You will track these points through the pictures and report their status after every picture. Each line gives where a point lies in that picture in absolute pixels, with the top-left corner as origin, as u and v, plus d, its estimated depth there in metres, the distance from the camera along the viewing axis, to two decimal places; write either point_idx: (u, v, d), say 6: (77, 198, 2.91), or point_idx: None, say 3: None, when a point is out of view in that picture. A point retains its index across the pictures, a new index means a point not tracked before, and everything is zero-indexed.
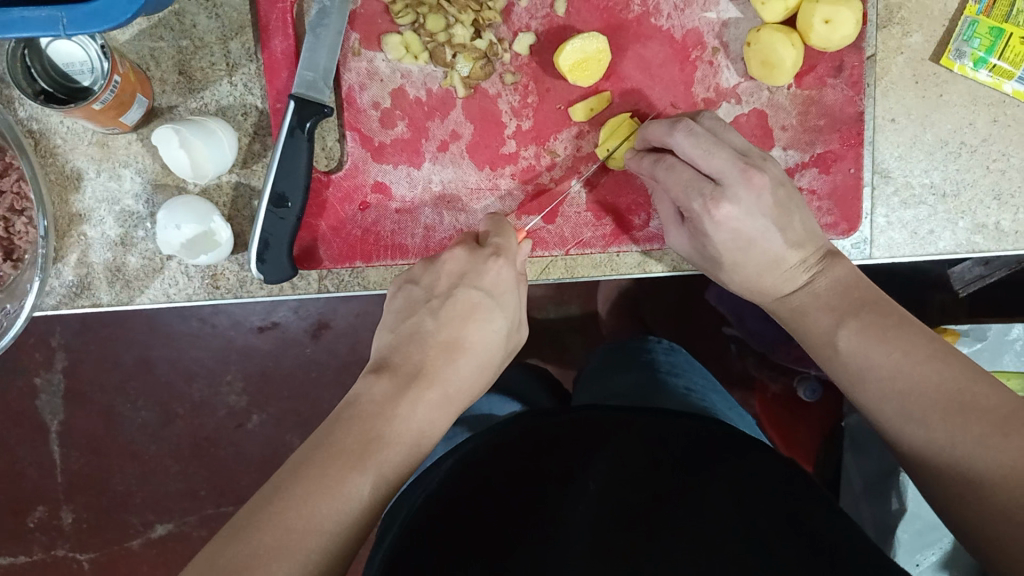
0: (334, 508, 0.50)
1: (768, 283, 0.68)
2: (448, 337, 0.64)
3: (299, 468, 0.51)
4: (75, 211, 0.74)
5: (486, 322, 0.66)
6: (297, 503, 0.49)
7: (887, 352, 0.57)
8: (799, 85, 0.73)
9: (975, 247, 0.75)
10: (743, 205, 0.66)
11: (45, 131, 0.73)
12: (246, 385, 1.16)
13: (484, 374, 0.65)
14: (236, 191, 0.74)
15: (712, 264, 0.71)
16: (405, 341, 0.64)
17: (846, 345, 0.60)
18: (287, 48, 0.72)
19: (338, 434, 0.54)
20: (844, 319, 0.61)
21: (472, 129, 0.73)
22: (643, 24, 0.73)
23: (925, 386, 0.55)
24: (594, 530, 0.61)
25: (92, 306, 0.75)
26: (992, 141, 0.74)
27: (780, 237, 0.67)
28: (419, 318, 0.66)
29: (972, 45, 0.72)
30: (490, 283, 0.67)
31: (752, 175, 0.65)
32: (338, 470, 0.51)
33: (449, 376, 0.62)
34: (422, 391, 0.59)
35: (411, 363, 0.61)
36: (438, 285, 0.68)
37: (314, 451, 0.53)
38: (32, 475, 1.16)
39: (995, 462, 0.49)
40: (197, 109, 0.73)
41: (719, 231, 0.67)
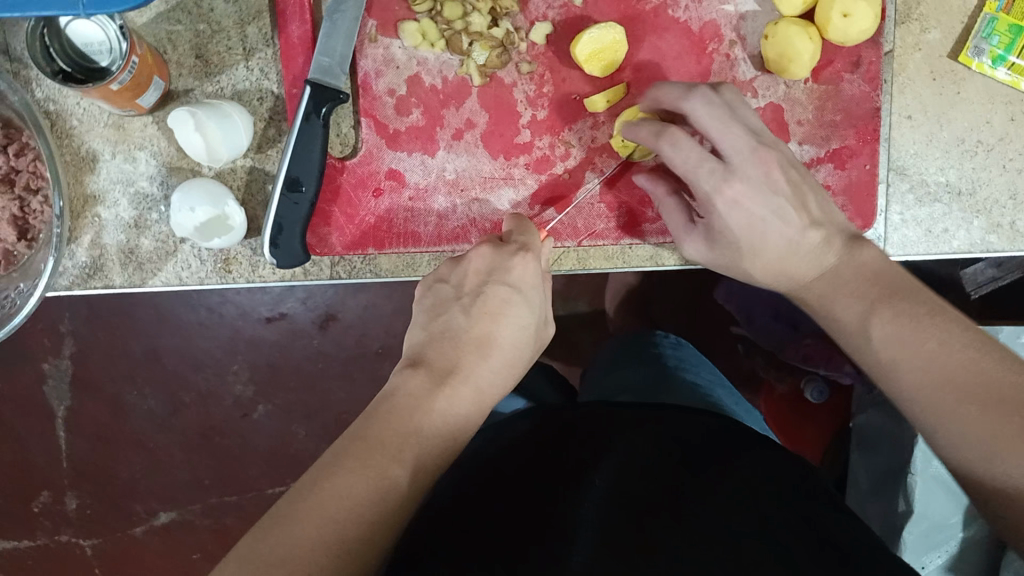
0: (371, 495, 0.51)
1: (790, 267, 0.67)
2: (480, 333, 0.63)
3: (334, 457, 0.53)
4: (89, 192, 0.74)
5: (517, 320, 0.65)
6: (336, 491, 0.50)
7: (923, 342, 0.56)
8: (815, 80, 0.73)
9: (990, 247, 0.75)
10: (754, 181, 0.66)
11: (61, 112, 0.73)
12: (253, 375, 1.17)
13: (512, 374, 0.65)
14: (250, 175, 0.74)
15: (731, 256, 0.69)
16: (435, 339, 0.63)
17: (879, 334, 0.59)
18: (304, 33, 0.72)
19: (373, 428, 0.55)
20: (874, 305, 0.60)
21: (487, 118, 0.73)
22: (660, 15, 0.72)
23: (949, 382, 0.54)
24: (602, 512, 0.60)
25: (105, 288, 0.75)
26: (1009, 140, 0.74)
27: (795, 219, 0.66)
28: (449, 315, 0.64)
29: (992, 42, 0.72)
30: (517, 277, 0.65)
31: (762, 152, 0.66)
32: (380, 459, 0.53)
33: (479, 372, 0.61)
34: (455, 389, 0.60)
35: (444, 359, 0.61)
36: (466, 282, 0.66)
37: (348, 442, 0.54)
38: (38, 461, 1.16)
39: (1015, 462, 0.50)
40: (212, 92, 0.73)
41: (733, 210, 0.66)
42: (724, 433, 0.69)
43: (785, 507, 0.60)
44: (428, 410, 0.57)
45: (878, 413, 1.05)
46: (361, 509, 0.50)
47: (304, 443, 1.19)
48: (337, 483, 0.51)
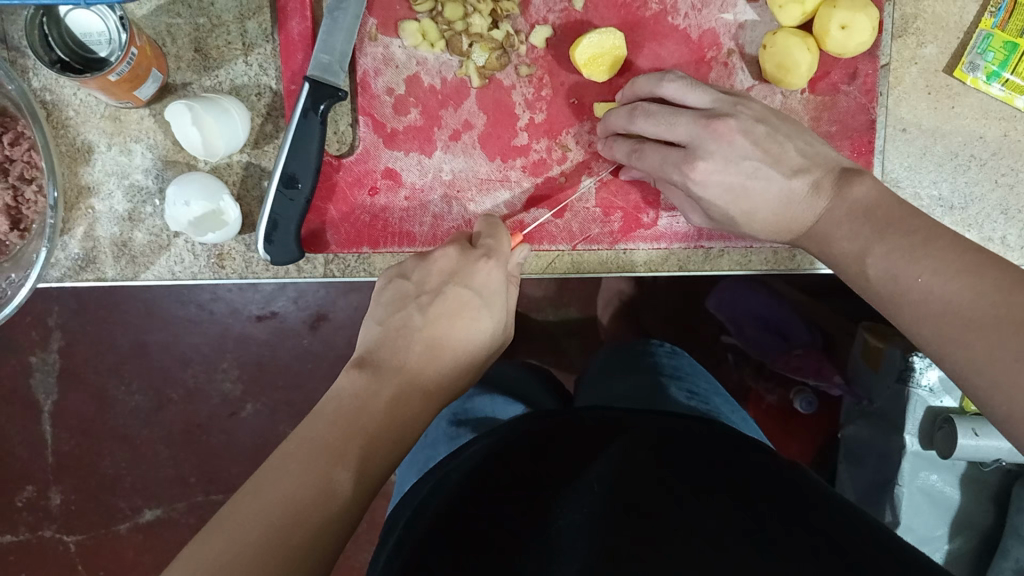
0: (313, 501, 0.50)
1: (791, 218, 0.66)
2: (434, 333, 0.65)
3: (278, 460, 0.52)
4: (83, 184, 0.73)
5: (474, 320, 0.67)
6: (276, 492, 0.50)
7: (916, 274, 0.56)
8: (812, 91, 0.73)
9: None
10: (721, 153, 0.66)
11: (58, 102, 0.73)
12: (241, 373, 1.16)
13: (465, 373, 0.67)
14: (246, 171, 0.74)
15: (731, 222, 0.69)
16: (392, 336, 0.65)
17: (875, 273, 0.59)
18: (304, 29, 0.72)
19: (315, 428, 0.55)
20: (869, 245, 0.60)
21: (485, 120, 0.74)
22: (660, 21, 0.73)
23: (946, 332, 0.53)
24: (589, 514, 0.60)
25: (97, 281, 0.74)
26: (1002, 155, 0.74)
27: (777, 174, 0.66)
28: (407, 312, 0.66)
29: (986, 59, 0.73)
30: (481, 283, 0.68)
31: (721, 124, 0.66)
32: (324, 461, 0.52)
33: (429, 370, 0.63)
34: (405, 387, 0.61)
35: (396, 359, 0.63)
36: (427, 282, 0.68)
37: (294, 444, 0.54)
38: (21, 455, 1.15)
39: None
40: (211, 87, 0.73)
41: (709, 187, 0.67)
42: (717, 438, 0.70)
43: (781, 512, 0.60)
44: (375, 404, 0.58)
45: (867, 426, 1.07)
46: (304, 513, 0.49)
47: None
48: (283, 486, 0.50)
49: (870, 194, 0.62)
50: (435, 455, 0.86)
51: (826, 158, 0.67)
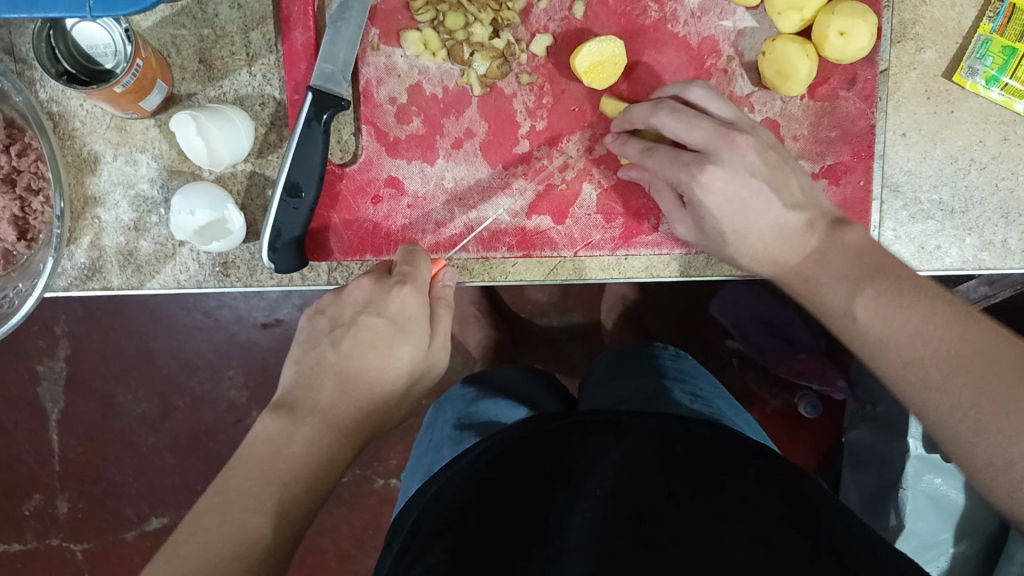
0: (232, 553, 0.51)
1: (780, 250, 0.69)
2: (347, 368, 0.64)
3: (194, 519, 0.53)
4: (90, 194, 0.74)
5: (389, 352, 0.65)
6: (193, 550, 0.50)
7: (906, 318, 0.58)
8: (812, 96, 0.74)
9: (982, 265, 0.76)
10: (730, 166, 0.66)
11: (64, 113, 0.74)
12: (247, 380, 1.16)
13: (386, 404, 0.65)
14: (251, 180, 0.75)
15: (717, 241, 0.70)
16: (306, 374, 0.64)
17: (866, 314, 0.61)
18: (307, 40, 0.73)
19: (235, 475, 0.56)
20: (859, 287, 0.62)
21: (486, 128, 0.74)
22: (660, 29, 0.73)
23: (932, 375, 0.55)
24: (592, 517, 0.61)
25: (103, 289, 0.75)
26: (1001, 159, 0.75)
27: (778, 200, 0.67)
28: (322, 349, 0.65)
29: (985, 63, 0.73)
30: (395, 311, 0.66)
31: (735, 138, 0.66)
32: (240, 512, 0.53)
33: (333, 408, 0.62)
34: (317, 424, 0.61)
35: (309, 398, 0.62)
36: (343, 314, 0.67)
37: (208, 499, 0.54)
38: (29, 462, 1.16)
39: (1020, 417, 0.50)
40: (215, 97, 0.74)
41: (712, 195, 0.67)
42: (720, 441, 0.70)
43: (783, 515, 0.61)
44: (287, 452, 0.58)
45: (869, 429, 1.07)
46: (221, 565, 0.50)
47: None
48: (201, 543, 0.51)
49: (861, 241, 0.66)
50: (439, 459, 0.86)
51: (821, 202, 0.70)
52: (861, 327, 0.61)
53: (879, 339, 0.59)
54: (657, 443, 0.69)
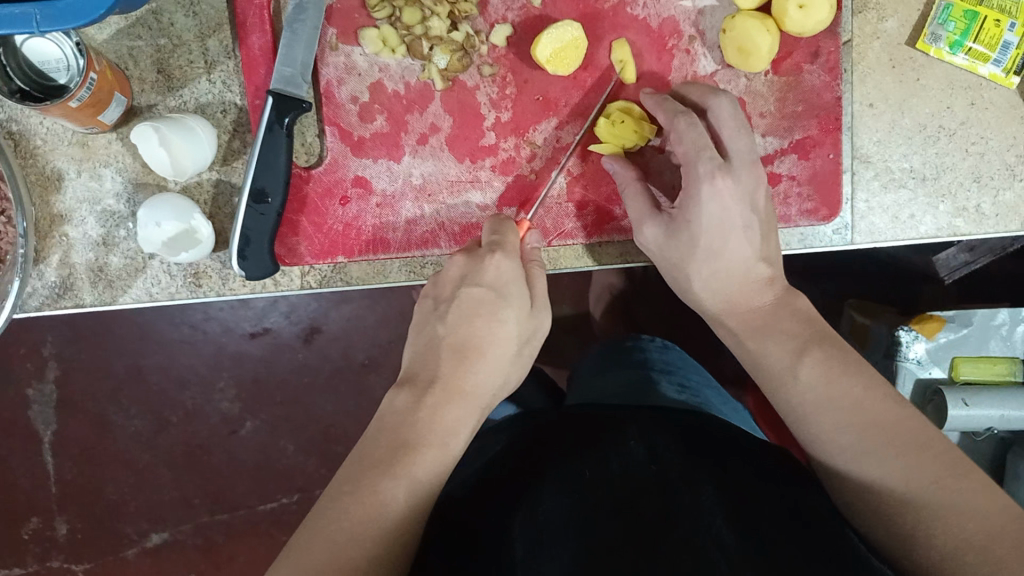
0: (368, 518, 0.53)
1: (738, 295, 0.69)
2: (459, 338, 0.64)
3: (327, 497, 0.54)
4: (56, 212, 0.74)
5: (495, 318, 0.65)
6: (336, 516, 0.53)
7: (849, 388, 0.59)
8: (776, 72, 0.74)
9: (957, 231, 0.75)
10: (742, 186, 0.68)
11: (25, 132, 0.73)
12: (239, 392, 1.16)
13: (501, 370, 0.65)
14: (217, 189, 0.74)
15: (682, 254, 0.70)
16: (421, 353, 0.65)
17: (809, 375, 0.61)
18: (264, 44, 0.73)
19: (367, 448, 0.58)
20: (805, 349, 0.63)
21: (451, 122, 0.74)
22: (619, 13, 0.73)
23: (870, 444, 0.57)
24: (575, 512, 0.63)
25: (75, 308, 0.74)
26: (970, 124, 0.74)
27: (756, 245, 0.69)
28: (431, 327, 0.66)
29: (948, 29, 0.72)
30: (491, 278, 0.66)
31: (756, 168, 0.69)
32: (370, 476, 0.55)
33: (463, 377, 0.62)
34: (442, 395, 0.61)
35: (428, 371, 0.63)
36: (444, 290, 0.68)
37: (346, 469, 0.56)
38: (25, 486, 1.15)
39: (949, 499, 0.52)
40: (175, 107, 0.73)
41: (715, 202, 0.67)
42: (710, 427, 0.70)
43: (771, 494, 0.62)
44: (417, 420, 0.59)
45: None
46: (362, 531, 0.52)
47: (293, 457, 1.18)
48: (340, 507, 0.53)
49: (810, 308, 0.68)
50: None
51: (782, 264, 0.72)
52: (800, 388, 0.61)
53: (822, 401, 0.60)
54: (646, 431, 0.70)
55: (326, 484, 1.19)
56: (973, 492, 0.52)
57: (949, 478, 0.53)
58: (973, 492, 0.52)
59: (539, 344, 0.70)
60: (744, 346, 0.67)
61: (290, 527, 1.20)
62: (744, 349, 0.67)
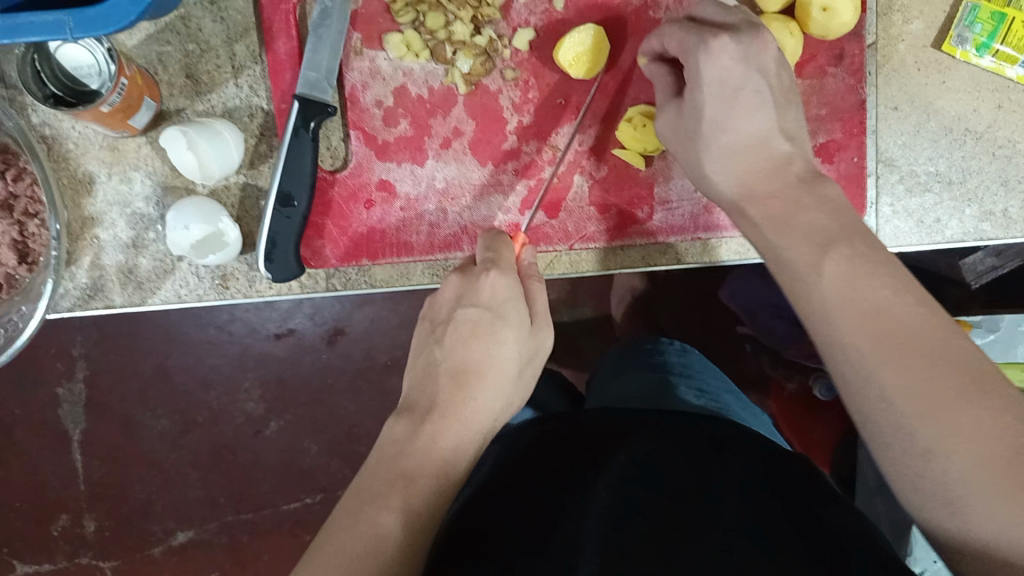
0: (364, 550, 0.54)
1: (760, 171, 0.65)
2: (456, 362, 0.64)
3: (327, 531, 0.56)
4: (87, 214, 0.75)
5: (492, 338, 0.65)
6: (331, 553, 0.54)
7: (878, 290, 0.53)
8: (799, 75, 0.74)
9: (984, 235, 0.75)
10: (744, 49, 0.63)
11: (57, 136, 0.74)
12: (263, 392, 1.17)
13: (501, 393, 0.65)
14: (244, 192, 0.75)
15: (694, 138, 0.67)
16: (419, 378, 0.65)
17: (832, 274, 0.55)
18: (291, 49, 0.73)
19: (369, 479, 0.59)
20: (828, 245, 0.57)
21: (474, 125, 0.74)
22: (641, 17, 0.73)
23: (891, 353, 0.51)
24: (596, 515, 0.63)
25: (106, 308, 0.76)
26: (997, 127, 0.74)
27: (773, 116, 0.65)
28: (428, 351, 0.66)
29: (974, 30, 0.72)
30: (488, 297, 0.65)
31: (760, 33, 0.64)
32: (368, 509, 0.57)
33: (464, 406, 0.62)
34: (441, 422, 0.61)
35: (426, 397, 0.63)
36: (441, 312, 0.67)
37: (346, 502, 0.59)
38: (54, 484, 1.17)
39: (969, 424, 0.48)
40: (203, 111, 0.74)
41: (713, 65, 0.63)
42: (732, 440, 0.71)
43: (780, 506, 0.63)
44: (413, 450, 0.60)
45: None
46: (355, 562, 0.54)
47: (316, 457, 1.19)
48: (337, 544, 0.55)
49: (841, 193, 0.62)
50: None
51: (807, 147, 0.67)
52: (822, 287, 0.55)
53: (840, 301, 0.54)
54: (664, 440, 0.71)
55: (348, 484, 1.20)
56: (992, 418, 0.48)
57: (975, 396, 0.49)
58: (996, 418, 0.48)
59: (543, 360, 0.69)
60: (766, 239, 0.61)
61: (313, 526, 1.21)
62: (765, 240, 0.61)
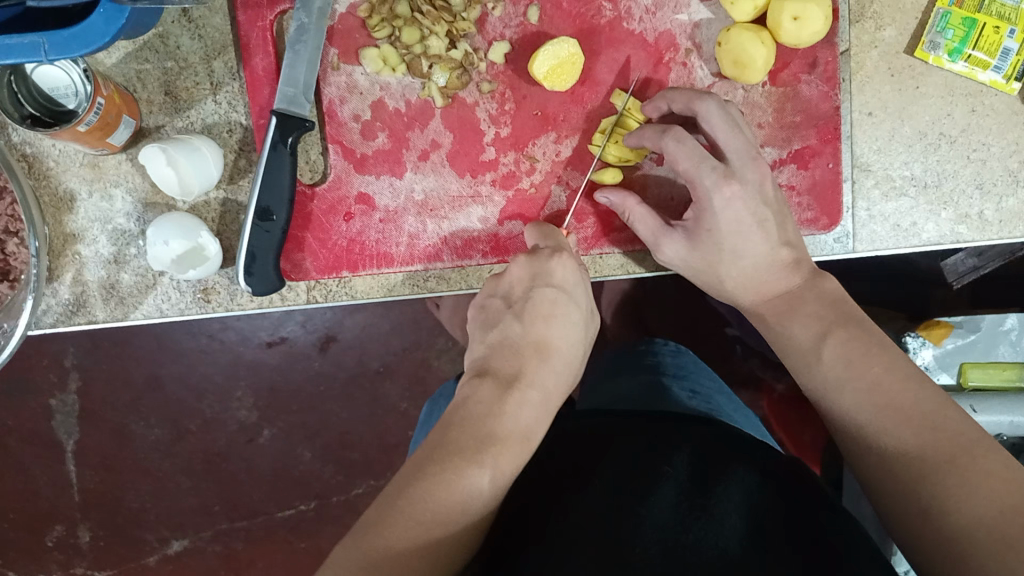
0: (455, 504, 0.53)
1: (759, 281, 0.70)
2: (537, 337, 0.67)
3: (412, 474, 0.54)
4: (68, 231, 0.75)
5: (566, 318, 0.69)
6: (422, 497, 0.52)
7: (870, 367, 0.60)
8: (773, 83, 0.74)
9: (960, 238, 0.75)
10: (748, 188, 0.69)
11: (37, 154, 0.75)
12: (256, 400, 1.17)
13: (570, 369, 0.69)
14: (224, 207, 0.76)
15: (710, 258, 0.71)
16: (496, 349, 0.66)
17: (834, 352, 0.62)
18: (268, 65, 0.75)
19: (452, 434, 0.58)
20: (829, 330, 0.64)
21: (451, 138, 0.75)
22: (616, 28, 0.74)
23: (886, 424, 0.56)
24: (592, 521, 0.63)
25: (88, 324, 0.76)
26: (971, 131, 0.74)
27: (774, 233, 0.69)
28: (505, 324, 0.68)
29: (946, 36, 0.72)
30: (561, 278, 0.69)
31: (761, 163, 0.69)
32: (456, 461, 0.55)
33: (544, 375, 0.65)
34: (523, 391, 0.62)
35: (509, 366, 0.64)
36: (514, 291, 0.70)
37: (427, 451, 0.56)
38: (49, 494, 1.17)
39: (961, 481, 0.51)
40: (183, 128, 0.75)
41: (728, 209, 0.68)
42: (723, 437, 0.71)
43: (772, 513, 0.64)
44: (500, 413, 0.60)
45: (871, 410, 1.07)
46: (448, 514, 0.52)
47: (309, 464, 1.19)
48: (426, 487, 0.53)
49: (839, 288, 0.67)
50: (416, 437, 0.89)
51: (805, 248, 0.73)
52: (823, 368, 0.62)
53: (839, 382, 0.60)
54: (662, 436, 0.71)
55: (342, 490, 1.20)
56: (984, 474, 0.51)
57: (961, 456, 0.52)
58: (986, 474, 0.51)
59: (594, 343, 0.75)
60: (770, 328, 0.69)
61: (307, 532, 1.21)
62: (771, 332, 0.68)
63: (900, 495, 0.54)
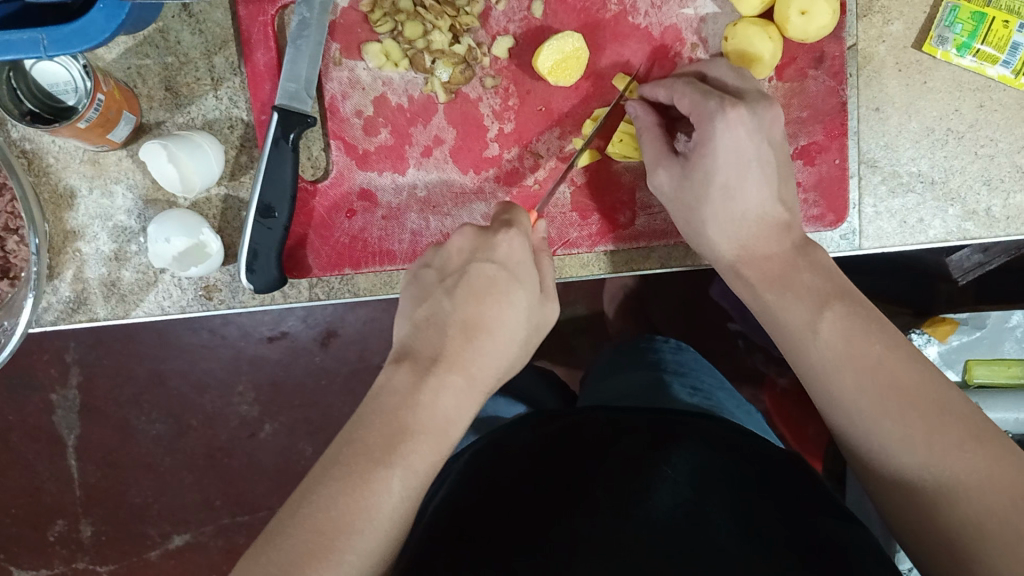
0: (355, 507, 0.52)
1: (755, 235, 0.67)
2: (468, 317, 0.61)
3: (323, 469, 0.54)
4: (69, 228, 0.75)
5: (504, 299, 0.62)
6: (322, 505, 0.52)
7: (871, 346, 0.57)
8: (779, 78, 0.74)
9: (968, 235, 0.75)
10: (756, 119, 0.66)
11: (37, 150, 0.74)
12: (258, 395, 1.17)
13: (507, 353, 0.62)
14: (225, 204, 0.75)
15: (700, 193, 0.68)
16: (421, 327, 0.62)
17: (830, 330, 0.59)
18: (269, 60, 0.74)
19: (363, 431, 0.56)
20: (828, 302, 0.60)
21: (454, 133, 0.74)
22: (621, 22, 0.73)
23: (892, 408, 0.54)
24: (599, 528, 0.62)
25: (89, 321, 0.75)
26: (979, 127, 0.73)
27: (775, 187, 0.67)
28: (436, 300, 0.63)
29: (955, 31, 0.72)
30: (504, 255, 0.63)
31: (772, 104, 0.67)
32: (365, 464, 0.54)
33: (470, 358, 0.60)
34: (443, 375, 0.58)
35: (431, 347, 0.60)
36: (451, 264, 0.65)
37: (337, 450, 0.55)
38: (51, 489, 1.17)
39: (972, 471, 0.51)
40: (183, 123, 0.74)
41: (727, 134, 0.65)
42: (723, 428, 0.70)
43: (768, 507, 0.64)
44: (415, 407, 0.57)
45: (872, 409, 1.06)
46: (353, 519, 0.51)
47: (311, 459, 1.19)
48: (332, 489, 0.52)
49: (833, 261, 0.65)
50: None
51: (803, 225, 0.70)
52: (819, 346, 0.59)
53: (839, 362, 0.58)
54: (664, 425, 0.70)
55: None
56: (992, 461, 0.51)
57: (970, 443, 0.52)
58: (997, 463, 0.51)
59: (548, 328, 0.67)
60: (761, 297, 0.65)
61: None
62: (762, 300, 0.65)
63: (905, 493, 0.54)
